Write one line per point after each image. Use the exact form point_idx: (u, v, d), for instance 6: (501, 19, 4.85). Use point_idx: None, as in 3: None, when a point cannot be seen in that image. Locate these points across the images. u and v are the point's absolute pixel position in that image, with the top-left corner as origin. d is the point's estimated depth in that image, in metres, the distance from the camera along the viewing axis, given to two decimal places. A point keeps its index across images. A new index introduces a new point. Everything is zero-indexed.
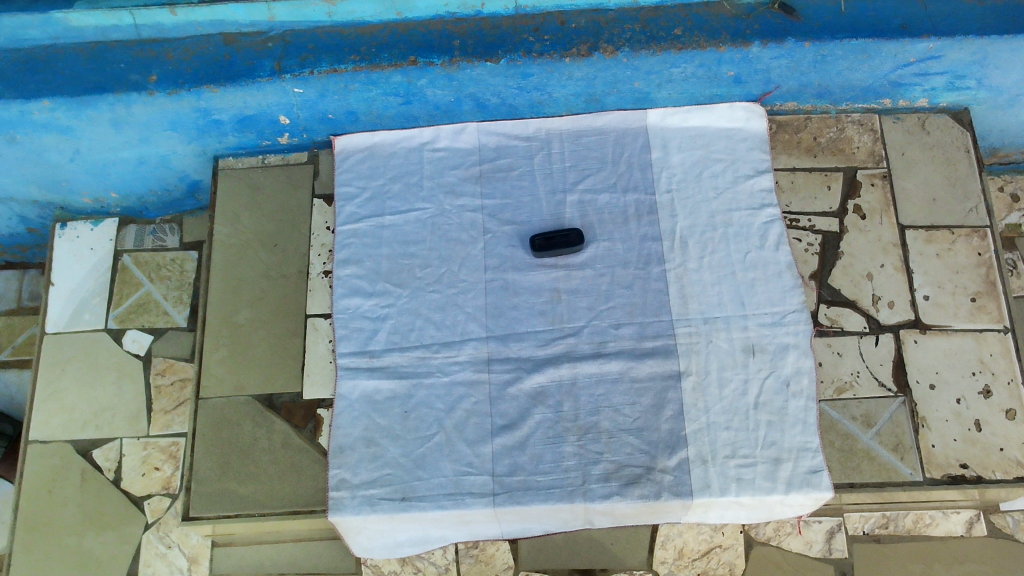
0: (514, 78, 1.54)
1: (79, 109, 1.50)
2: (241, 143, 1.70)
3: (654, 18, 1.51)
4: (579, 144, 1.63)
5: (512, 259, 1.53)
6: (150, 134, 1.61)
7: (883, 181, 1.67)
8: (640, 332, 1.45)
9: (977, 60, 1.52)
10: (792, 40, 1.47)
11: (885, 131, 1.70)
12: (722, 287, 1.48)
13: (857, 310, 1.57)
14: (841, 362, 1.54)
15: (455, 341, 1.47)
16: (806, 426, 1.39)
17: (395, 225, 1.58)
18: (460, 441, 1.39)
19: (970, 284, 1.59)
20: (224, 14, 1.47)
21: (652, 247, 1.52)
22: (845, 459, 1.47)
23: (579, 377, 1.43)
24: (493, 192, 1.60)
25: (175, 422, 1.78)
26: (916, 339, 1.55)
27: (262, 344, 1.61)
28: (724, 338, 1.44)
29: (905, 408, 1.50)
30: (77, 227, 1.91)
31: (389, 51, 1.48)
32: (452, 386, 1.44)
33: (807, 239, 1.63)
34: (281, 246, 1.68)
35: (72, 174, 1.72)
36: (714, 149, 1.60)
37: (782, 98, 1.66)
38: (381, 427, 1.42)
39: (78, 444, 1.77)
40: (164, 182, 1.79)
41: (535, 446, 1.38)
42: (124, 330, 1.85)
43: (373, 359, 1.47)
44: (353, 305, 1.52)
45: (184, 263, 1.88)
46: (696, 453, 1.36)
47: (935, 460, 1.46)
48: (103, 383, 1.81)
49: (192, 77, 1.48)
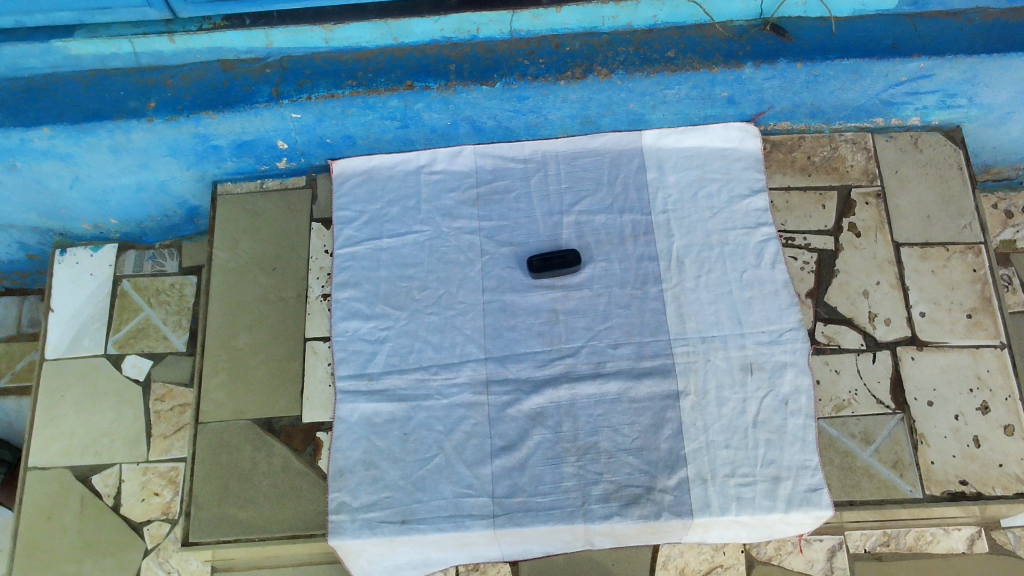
0: (510, 101, 1.56)
1: (78, 137, 1.51)
2: (239, 168, 1.71)
3: (647, 41, 1.53)
4: (575, 165, 1.64)
5: (510, 281, 1.54)
6: (150, 160, 1.62)
7: (877, 200, 1.67)
8: (639, 352, 1.46)
9: (967, 78, 1.53)
10: (785, 61, 1.48)
11: (878, 150, 1.71)
12: (719, 306, 1.49)
13: (854, 328, 1.58)
14: (838, 380, 1.54)
15: (454, 363, 1.47)
16: (805, 444, 1.39)
17: (393, 247, 1.59)
18: (460, 463, 1.40)
19: (966, 301, 1.60)
20: (221, 41, 1.49)
21: (649, 267, 1.53)
22: (845, 477, 1.46)
23: (578, 397, 1.43)
24: (491, 214, 1.61)
25: (174, 448, 1.77)
26: (913, 356, 1.55)
27: (262, 367, 1.61)
28: (722, 357, 1.45)
29: (903, 424, 1.50)
30: (77, 253, 1.92)
31: (386, 77, 1.50)
32: (451, 408, 1.44)
33: (802, 258, 1.64)
34: (280, 269, 1.69)
35: (72, 202, 1.74)
36: (709, 169, 1.62)
37: (775, 118, 1.68)
38: (380, 450, 1.42)
39: (78, 470, 1.77)
40: (163, 208, 1.80)
41: (535, 467, 1.39)
42: (123, 355, 1.85)
43: (373, 382, 1.47)
44: (352, 327, 1.52)
45: (183, 288, 1.89)
46: (696, 472, 1.36)
47: (934, 477, 1.46)
48: (102, 408, 1.81)
49: (192, 103, 1.50)
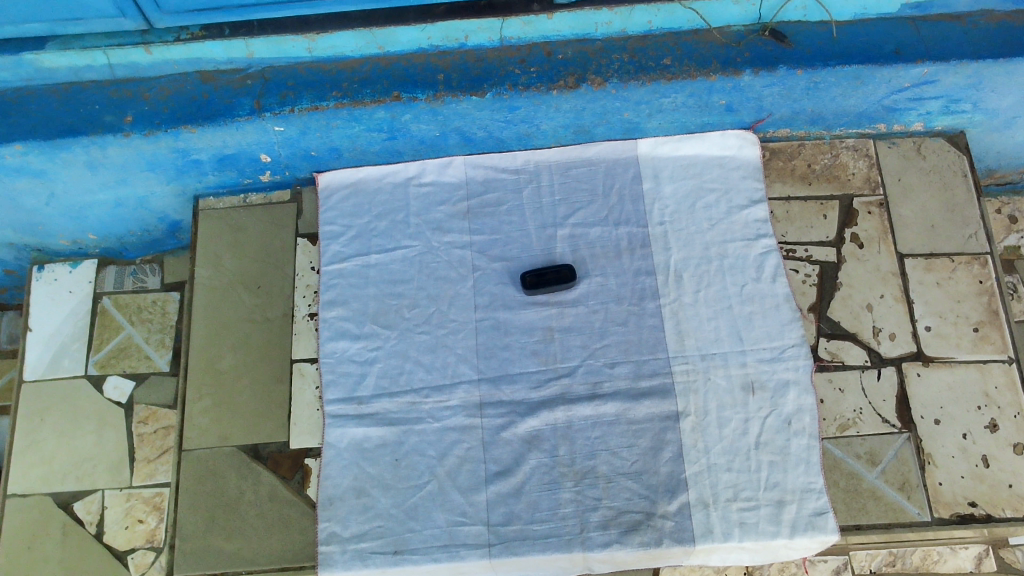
0: (500, 111, 1.50)
1: (52, 153, 1.45)
2: (221, 182, 1.65)
3: (642, 48, 1.47)
4: (569, 176, 1.59)
5: (503, 298, 1.50)
6: (127, 175, 1.56)
7: (880, 209, 1.61)
8: (636, 372, 1.42)
9: (972, 83, 1.48)
10: (784, 68, 1.43)
11: (880, 156, 1.65)
12: (719, 323, 1.45)
13: (857, 344, 1.51)
14: (842, 399, 1.47)
15: (446, 385, 1.43)
16: (809, 466, 1.36)
17: (381, 263, 1.54)
18: (453, 490, 1.36)
19: (972, 314, 1.53)
20: (200, 52, 1.43)
21: (646, 282, 1.49)
22: (850, 500, 1.40)
23: (575, 420, 1.39)
24: (482, 227, 1.56)
25: (158, 472, 1.71)
26: (919, 372, 1.49)
27: (247, 393, 1.54)
28: (722, 375, 1.41)
29: (909, 444, 1.44)
30: (55, 269, 1.85)
31: (371, 87, 1.45)
32: (443, 432, 1.40)
33: (804, 270, 1.56)
34: (265, 288, 1.62)
35: (49, 218, 1.67)
36: (707, 179, 1.57)
37: (775, 125, 1.62)
38: (371, 476, 1.38)
39: (58, 497, 1.71)
40: (144, 223, 1.74)
41: (531, 493, 1.35)
42: (105, 377, 1.79)
43: (362, 406, 1.43)
44: (341, 348, 1.48)
45: (166, 305, 1.82)
46: (697, 497, 1.33)
47: (942, 499, 1.40)
48: (83, 432, 1.75)
49: (170, 117, 1.44)
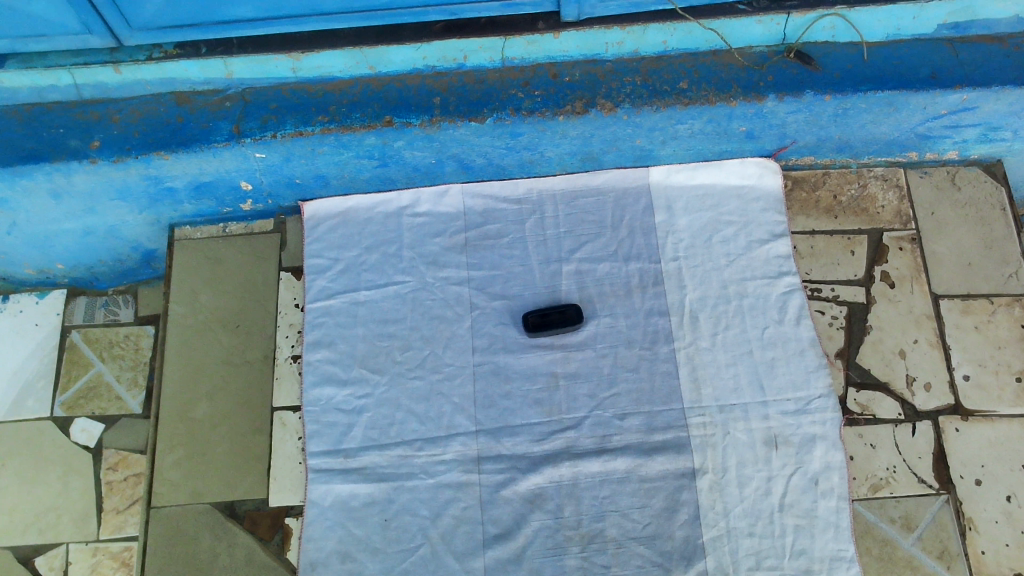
0: (501, 138, 1.38)
1: (12, 181, 1.33)
2: (199, 211, 1.53)
3: (656, 70, 1.35)
4: (575, 206, 1.48)
5: (503, 340, 1.37)
6: (96, 203, 1.43)
7: (912, 244, 1.49)
8: (649, 424, 1.30)
9: (1015, 111, 1.36)
10: (811, 94, 1.31)
11: (911, 187, 1.53)
12: (738, 370, 1.33)
13: (890, 394, 1.39)
14: (874, 456, 1.35)
15: (440, 437, 1.31)
16: (839, 531, 1.24)
17: (371, 300, 1.42)
18: (448, 555, 1.24)
19: (1014, 362, 1.41)
20: (175, 72, 1.31)
21: (659, 323, 1.38)
22: (885, 569, 1.28)
23: (581, 477, 1.27)
24: (481, 262, 1.44)
25: (127, 525, 1.57)
26: (957, 427, 1.37)
27: (223, 443, 1.41)
28: (742, 429, 1.29)
29: (949, 507, 1.31)
30: (21, 300, 1.75)
31: (361, 111, 1.33)
32: (436, 489, 1.28)
33: (830, 312, 1.44)
34: (244, 327, 1.49)
35: (12, 247, 1.55)
36: (724, 210, 1.46)
37: (798, 152, 1.50)
38: (358, 539, 1.26)
39: (19, 551, 1.58)
40: (116, 253, 1.62)
41: (533, 559, 1.23)
42: (72, 419, 1.66)
43: (348, 460, 1.30)
44: (326, 395, 1.35)
45: (139, 340, 1.70)
46: (715, 564, 1.22)
47: (986, 570, 1.28)
48: (47, 479, 1.61)
49: (140, 143, 1.32)
